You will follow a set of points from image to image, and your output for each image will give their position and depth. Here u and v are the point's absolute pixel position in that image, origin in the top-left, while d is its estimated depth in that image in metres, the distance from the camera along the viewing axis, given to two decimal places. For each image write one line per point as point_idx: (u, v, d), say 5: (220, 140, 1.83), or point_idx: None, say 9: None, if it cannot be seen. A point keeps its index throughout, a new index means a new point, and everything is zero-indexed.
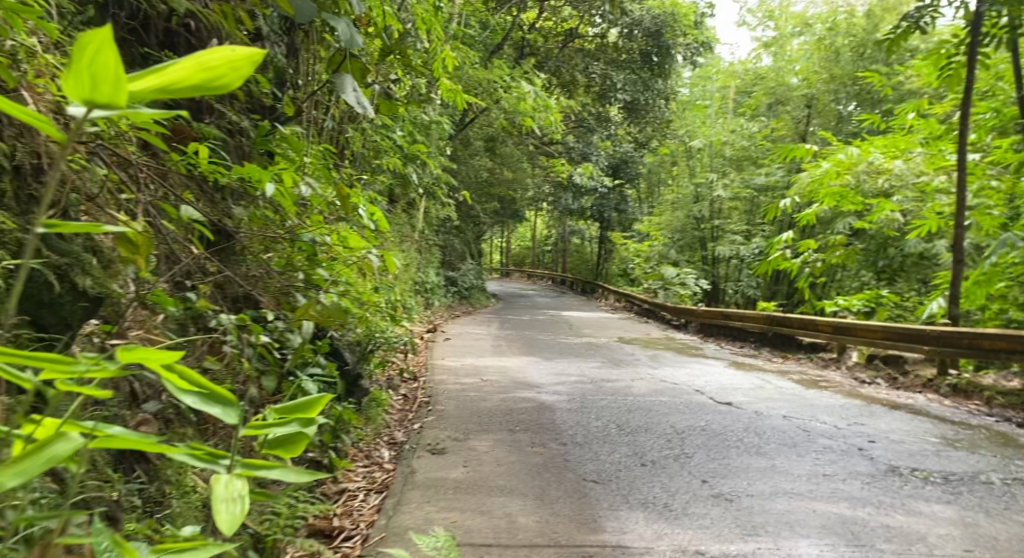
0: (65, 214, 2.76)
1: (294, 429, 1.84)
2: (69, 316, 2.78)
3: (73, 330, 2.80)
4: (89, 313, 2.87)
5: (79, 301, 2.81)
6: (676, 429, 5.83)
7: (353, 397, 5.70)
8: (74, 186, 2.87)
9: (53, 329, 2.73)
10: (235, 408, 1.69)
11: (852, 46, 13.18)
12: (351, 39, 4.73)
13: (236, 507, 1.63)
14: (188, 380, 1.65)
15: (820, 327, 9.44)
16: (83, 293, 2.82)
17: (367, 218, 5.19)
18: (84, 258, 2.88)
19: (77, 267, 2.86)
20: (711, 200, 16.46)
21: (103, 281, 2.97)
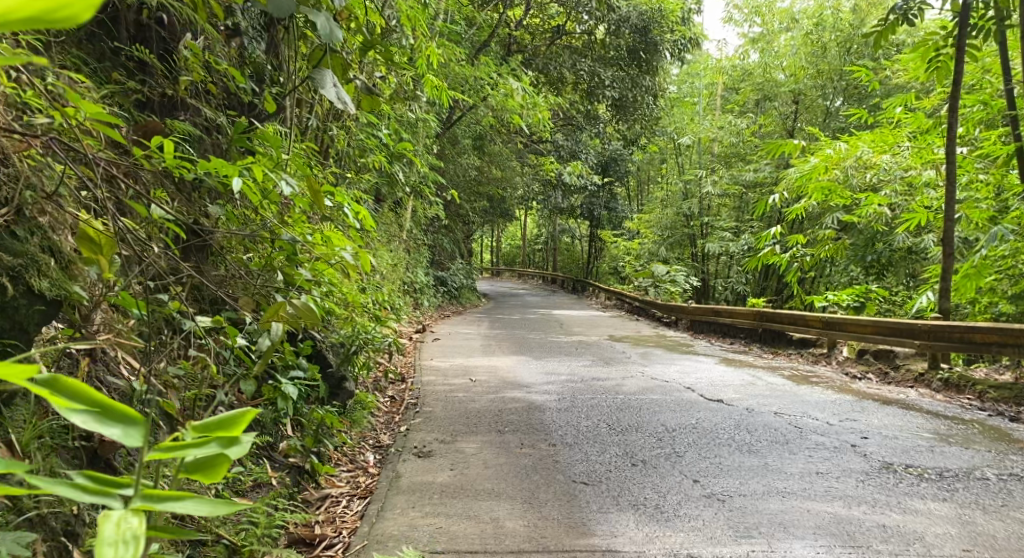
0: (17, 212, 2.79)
1: (210, 453, 1.89)
2: (25, 320, 2.79)
3: (30, 335, 2.79)
4: (47, 317, 2.86)
5: (35, 304, 2.81)
6: (667, 428, 5.74)
7: (337, 400, 5.57)
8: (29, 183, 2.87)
9: (7, 332, 2.73)
10: (132, 431, 1.80)
11: (839, 41, 13.03)
12: (330, 33, 4.48)
13: (126, 549, 1.69)
14: (77, 398, 1.78)
15: (810, 322, 9.35)
16: (39, 296, 2.82)
17: (351, 218, 5.05)
18: (42, 259, 2.86)
19: (35, 268, 2.85)
20: (701, 197, 16.41)
21: (63, 284, 2.94)
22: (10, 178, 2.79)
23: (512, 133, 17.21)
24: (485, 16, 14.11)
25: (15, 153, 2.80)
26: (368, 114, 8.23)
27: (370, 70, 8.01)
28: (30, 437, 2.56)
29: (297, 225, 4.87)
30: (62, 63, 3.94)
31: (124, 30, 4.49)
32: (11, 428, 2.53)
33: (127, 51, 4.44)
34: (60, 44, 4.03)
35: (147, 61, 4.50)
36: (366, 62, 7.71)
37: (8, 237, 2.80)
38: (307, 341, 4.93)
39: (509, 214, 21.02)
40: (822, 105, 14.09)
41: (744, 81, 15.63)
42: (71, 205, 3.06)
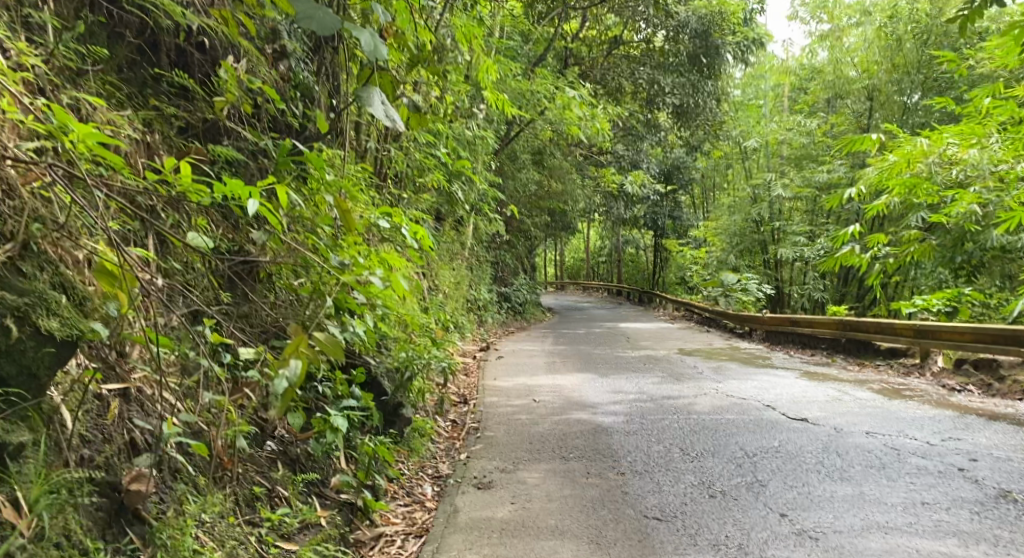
0: (26, 246, 2.73)
1: None
2: (34, 363, 2.64)
3: (42, 379, 2.67)
4: (60, 359, 2.70)
5: (44, 346, 2.65)
6: (747, 452, 5.29)
7: (394, 428, 5.33)
8: (36, 215, 2.78)
9: (15, 381, 2.60)
10: None
11: (916, 33, 12.18)
12: (375, 51, 3.89)
13: None
14: None
15: (898, 331, 8.72)
16: (48, 337, 2.66)
17: (406, 238, 4.76)
18: (50, 295, 2.72)
19: (42, 307, 2.70)
20: (771, 202, 15.74)
21: (75, 320, 2.78)
22: (15, 212, 2.72)
23: (571, 146, 16.87)
24: (542, 29, 13.84)
25: (22, 185, 2.74)
26: (423, 133, 8.01)
27: (422, 88, 7.79)
28: (39, 493, 2.55)
29: (351, 246, 4.65)
30: (99, 92, 3.79)
31: (164, 55, 4.30)
32: (18, 485, 2.51)
33: (169, 77, 4.26)
34: (98, 73, 3.87)
35: (190, 87, 4.34)
36: (419, 79, 7.48)
37: (14, 276, 2.67)
38: (361, 369, 4.69)
39: (572, 228, 20.61)
40: (900, 100, 13.10)
41: (813, 81, 14.91)
42: (82, 233, 2.93)
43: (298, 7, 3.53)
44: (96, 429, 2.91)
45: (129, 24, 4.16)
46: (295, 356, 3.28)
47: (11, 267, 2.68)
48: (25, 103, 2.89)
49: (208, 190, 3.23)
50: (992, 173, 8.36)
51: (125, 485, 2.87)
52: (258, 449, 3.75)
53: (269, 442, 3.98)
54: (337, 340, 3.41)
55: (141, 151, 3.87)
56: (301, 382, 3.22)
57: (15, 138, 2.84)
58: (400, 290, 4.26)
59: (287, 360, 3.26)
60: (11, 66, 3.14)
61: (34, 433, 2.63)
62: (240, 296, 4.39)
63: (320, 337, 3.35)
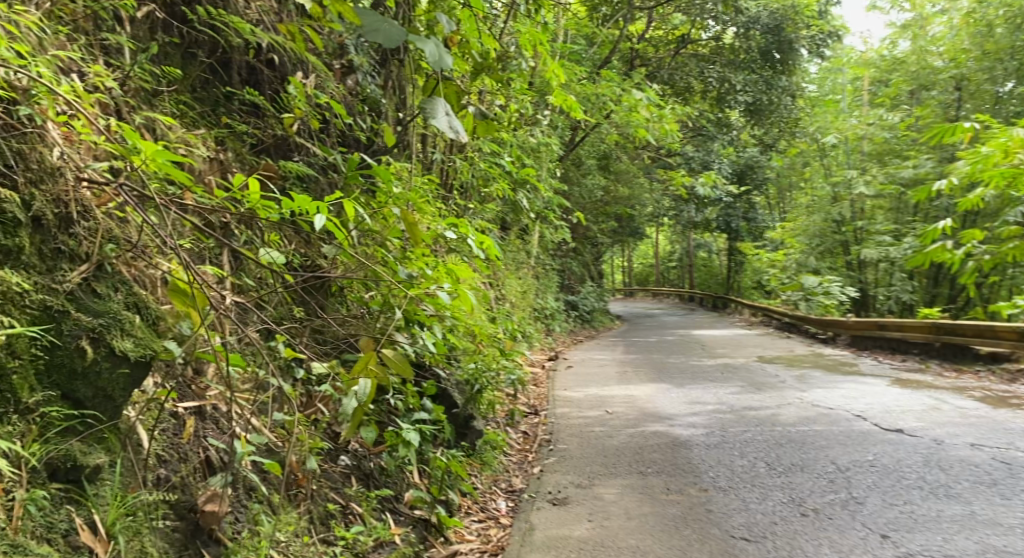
0: (100, 267, 2.78)
1: None
2: (110, 386, 2.65)
3: (117, 401, 2.67)
4: (134, 381, 2.72)
5: (119, 367, 2.67)
6: (839, 466, 5.00)
7: (465, 442, 5.25)
8: (110, 235, 2.84)
9: (90, 403, 2.61)
10: None
11: (1007, 18, 11.50)
12: (440, 61, 3.81)
13: None
14: None
15: (1001, 334, 8.19)
16: (123, 358, 2.68)
17: (476, 248, 4.73)
18: (124, 315, 2.75)
19: (117, 327, 2.72)
20: (852, 200, 15.09)
21: (147, 341, 2.80)
22: (90, 232, 2.79)
23: (638, 149, 16.59)
24: (606, 31, 13.63)
25: (97, 207, 2.83)
26: (488, 143, 7.96)
27: (486, 96, 7.71)
28: (116, 516, 2.53)
29: (419, 258, 4.65)
30: (174, 112, 3.83)
31: (236, 74, 4.33)
32: (96, 508, 2.50)
33: (240, 95, 4.28)
34: (172, 93, 3.92)
35: (260, 104, 4.36)
36: (483, 87, 7.40)
37: (90, 297, 2.70)
38: (431, 382, 4.66)
39: (640, 233, 20.23)
40: (990, 89, 12.22)
41: (894, 73, 14.24)
42: (152, 254, 2.97)
43: (364, 21, 3.50)
44: (172, 447, 2.91)
45: (202, 44, 4.21)
46: (363, 376, 3.30)
47: (87, 288, 2.72)
48: (101, 126, 2.96)
49: (277, 206, 3.19)
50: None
51: (201, 505, 2.82)
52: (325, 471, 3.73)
53: (343, 457, 3.96)
54: (404, 357, 3.40)
55: (216, 169, 3.91)
56: (369, 401, 3.24)
57: (90, 159, 2.91)
58: (465, 302, 4.25)
59: (355, 379, 3.28)
60: (87, 87, 3.18)
61: (111, 455, 2.63)
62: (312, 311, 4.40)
63: (387, 355, 3.33)
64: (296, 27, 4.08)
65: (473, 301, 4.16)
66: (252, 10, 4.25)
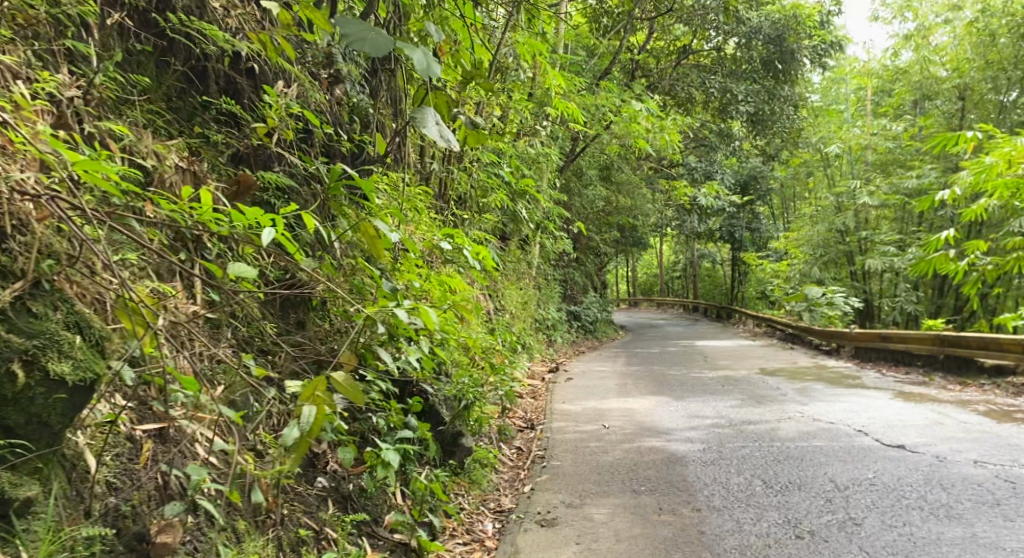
0: (38, 284, 2.68)
1: None
2: (45, 412, 2.58)
3: (53, 427, 2.61)
4: (73, 406, 2.65)
5: (55, 393, 2.59)
6: (837, 484, 4.84)
7: (453, 460, 5.08)
8: (50, 250, 2.74)
9: (22, 430, 2.55)
10: None
11: (1011, 28, 11.43)
12: (428, 68, 3.71)
13: None
14: None
15: (1005, 346, 8.02)
16: (59, 383, 2.59)
17: (470, 259, 4.62)
18: (63, 336, 2.64)
19: (54, 349, 2.62)
20: (856, 210, 14.93)
21: (89, 362, 2.69)
22: (27, 247, 2.67)
23: (640, 159, 16.44)
24: (606, 42, 13.49)
25: (37, 220, 2.72)
26: (486, 153, 7.85)
27: (482, 107, 7.61)
28: (48, 552, 2.51)
29: (408, 270, 4.82)
30: (142, 122, 3.72)
31: (213, 83, 4.21)
32: (24, 544, 2.47)
33: (217, 104, 4.16)
34: (142, 103, 3.81)
35: (238, 114, 4.24)
36: (476, 97, 7.25)
37: (24, 317, 2.60)
38: (417, 398, 4.58)
39: (643, 244, 20.06)
40: (995, 99, 12.28)
41: (896, 82, 14.14)
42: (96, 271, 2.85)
43: (348, 30, 3.40)
44: (125, 474, 2.88)
45: (176, 51, 4.09)
46: (309, 403, 3.00)
47: (21, 307, 2.60)
48: (41, 135, 2.82)
49: (226, 219, 3.10)
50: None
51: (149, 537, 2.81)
52: (298, 495, 3.60)
53: (320, 479, 3.84)
54: (355, 382, 3.08)
55: (188, 180, 3.81)
56: (313, 430, 2.94)
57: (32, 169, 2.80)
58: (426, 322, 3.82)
59: (301, 406, 3.00)
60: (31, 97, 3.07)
61: (43, 485, 2.59)
62: (292, 325, 4.25)
63: (336, 379, 3.05)
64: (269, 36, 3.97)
65: (433, 316, 3.73)
66: (231, 18, 4.14)
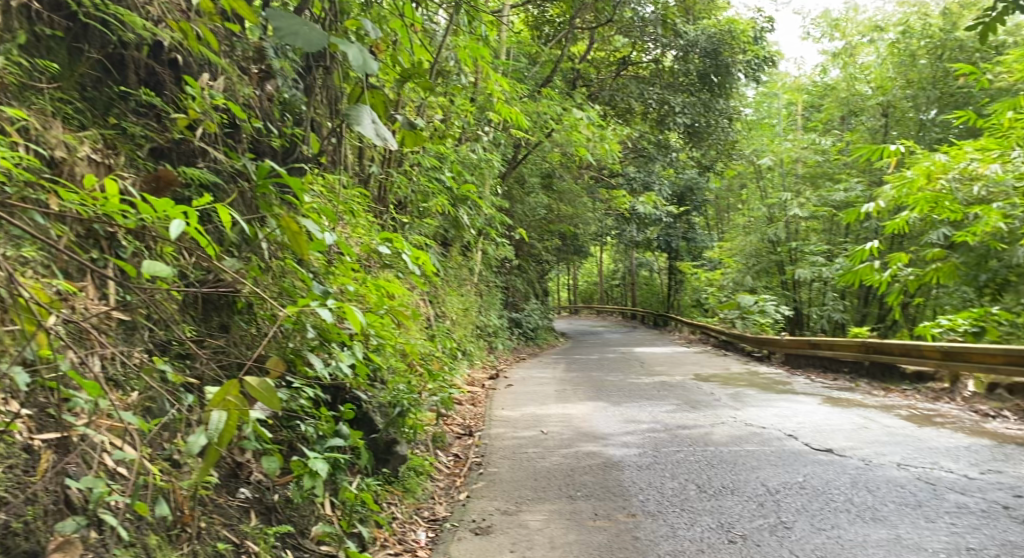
0: None
1: None
2: None
3: None
4: None
5: None
6: (768, 488, 4.89)
7: (386, 468, 4.95)
8: None
9: None
10: None
11: (929, 48, 11.89)
12: (364, 65, 3.54)
13: None
14: None
15: (925, 353, 8.24)
16: None
17: (409, 262, 4.53)
18: None
19: None
20: (787, 221, 15.30)
21: None
22: None
23: (581, 168, 16.53)
24: (548, 51, 13.51)
25: None
26: (427, 156, 7.73)
27: (422, 109, 7.51)
28: None
29: (344, 273, 4.72)
30: (50, 111, 3.53)
31: (132, 73, 4.01)
32: None
33: (135, 95, 3.98)
34: (51, 92, 3.62)
35: (159, 107, 4.05)
36: (415, 99, 7.11)
37: None
38: (349, 406, 4.43)
39: (583, 252, 20.13)
40: (915, 117, 12.62)
41: (826, 98, 14.70)
42: None
43: (278, 24, 3.22)
44: (17, 488, 2.73)
45: (91, 38, 3.91)
46: (219, 409, 2.82)
47: None
48: None
49: (132, 211, 2.94)
50: (1015, 188, 7.79)
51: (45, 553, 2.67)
52: (212, 508, 3.43)
53: (242, 489, 3.71)
54: (271, 386, 2.89)
55: (102, 175, 3.65)
56: (223, 439, 2.81)
57: None
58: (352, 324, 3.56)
59: (210, 412, 2.84)
60: None
61: None
62: (215, 329, 4.07)
63: (248, 383, 2.87)
64: (189, 24, 3.81)
65: (361, 317, 3.48)
66: (153, 6, 3.93)
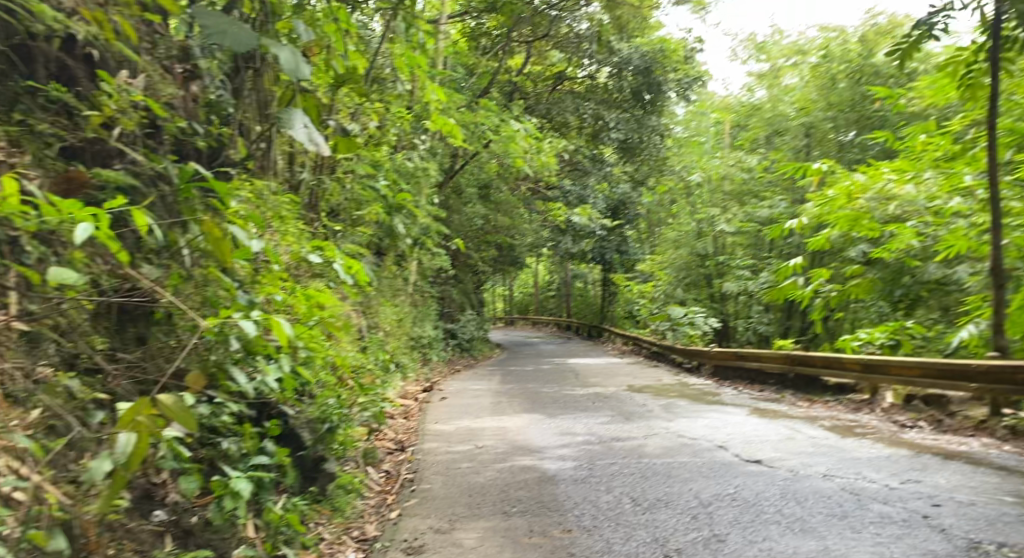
0: None
1: None
2: None
3: None
4: None
5: None
6: (702, 501, 4.90)
7: (313, 487, 4.76)
8: None
9: None
10: None
11: (848, 73, 12.36)
12: (296, 69, 3.46)
13: None
14: None
15: (847, 365, 8.48)
16: None
17: (342, 272, 4.40)
18: None
19: None
20: (715, 235, 15.60)
21: None
22: None
23: (518, 180, 16.52)
24: (485, 62, 13.48)
25: None
26: (362, 163, 7.57)
27: (358, 116, 7.36)
28: None
29: (271, 283, 4.54)
30: None
31: (40, 67, 3.77)
32: None
33: (45, 90, 3.73)
34: None
35: (70, 103, 3.81)
36: (350, 105, 6.95)
37: None
38: (275, 420, 4.28)
39: (519, 264, 20.11)
40: (834, 138, 12.80)
41: (751, 118, 15.00)
42: None
43: (205, 21, 3.19)
44: None
45: None
46: (128, 430, 2.65)
47: None
48: None
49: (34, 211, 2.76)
50: (926, 208, 8.00)
51: None
52: (119, 534, 3.19)
53: (157, 512, 3.47)
54: (187, 406, 2.74)
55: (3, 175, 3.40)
56: (132, 464, 2.65)
57: None
58: (278, 335, 3.42)
59: (119, 434, 2.68)
60: None
61: None
62: (130, 342, 3.79)
63: (163, 402, 2.70)
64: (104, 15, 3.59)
65: (287, 331, 3.36)
66: None
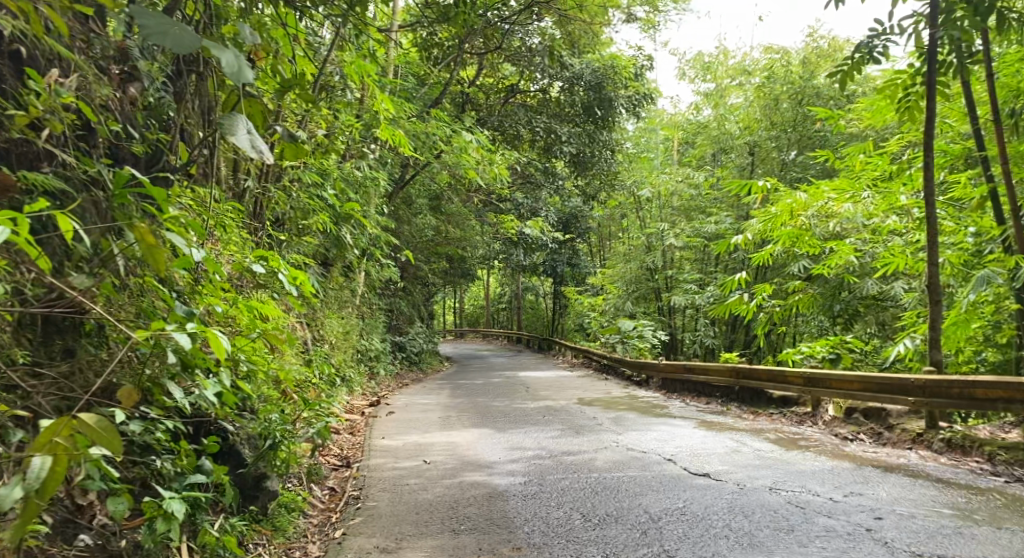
0: None
1: None
2: None
3: None
4: None
5: None
6: (651, 515, 4.86)
7: (253, 506, 4.58)
8: None
9: None
10: None
11: (791, 94, 12.60)
12: (238, 73, 3.29)
13: None
14: None
15: (790, 379, 8.58)
16: None
17: (288, 282, 4.24)
18: None
19: None
20: (663, 250, 15.76)
21: None
22: None
23: (470, 192, 16.42)
24: (436, 74, 13.37)
25: None
26: (308, 172, 7.39)
27: (304, 123, 7.19)
28: None
29: (212, 293, 4.35)
30: None
31: None
32: None
33: None
34: None
35: None
36: (297, 112, 6.79)
37: None
38: (213, 437, 4.09)
39: (470, 276, 19.99)
40: (778, 157, 13.35)
41: (699, 135, 15.27)
42: None
43: (142, 23, 2.97)
44: None
45: None
46: (45, 452, 2.59)
47: None
48: None
49: None
50: (864, 226, 8.28)
51: None
52: None
53: (82, 536, 3.30)
54: (112, 425, 2.67)
55: None
56: (48, 488, 2.58)
57: None
58: (215, 350, 3.24)
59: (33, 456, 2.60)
60: None
61: None
62: (56, 355, 3.59)
63: (84, 422, 2.63)
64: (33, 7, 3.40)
65: (226, 345, 3.21)
66: None
